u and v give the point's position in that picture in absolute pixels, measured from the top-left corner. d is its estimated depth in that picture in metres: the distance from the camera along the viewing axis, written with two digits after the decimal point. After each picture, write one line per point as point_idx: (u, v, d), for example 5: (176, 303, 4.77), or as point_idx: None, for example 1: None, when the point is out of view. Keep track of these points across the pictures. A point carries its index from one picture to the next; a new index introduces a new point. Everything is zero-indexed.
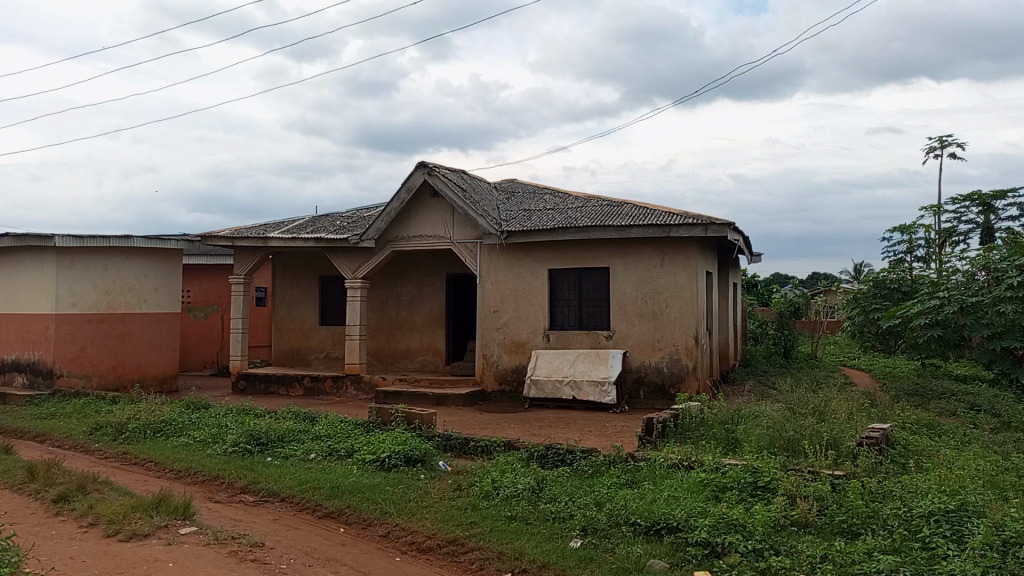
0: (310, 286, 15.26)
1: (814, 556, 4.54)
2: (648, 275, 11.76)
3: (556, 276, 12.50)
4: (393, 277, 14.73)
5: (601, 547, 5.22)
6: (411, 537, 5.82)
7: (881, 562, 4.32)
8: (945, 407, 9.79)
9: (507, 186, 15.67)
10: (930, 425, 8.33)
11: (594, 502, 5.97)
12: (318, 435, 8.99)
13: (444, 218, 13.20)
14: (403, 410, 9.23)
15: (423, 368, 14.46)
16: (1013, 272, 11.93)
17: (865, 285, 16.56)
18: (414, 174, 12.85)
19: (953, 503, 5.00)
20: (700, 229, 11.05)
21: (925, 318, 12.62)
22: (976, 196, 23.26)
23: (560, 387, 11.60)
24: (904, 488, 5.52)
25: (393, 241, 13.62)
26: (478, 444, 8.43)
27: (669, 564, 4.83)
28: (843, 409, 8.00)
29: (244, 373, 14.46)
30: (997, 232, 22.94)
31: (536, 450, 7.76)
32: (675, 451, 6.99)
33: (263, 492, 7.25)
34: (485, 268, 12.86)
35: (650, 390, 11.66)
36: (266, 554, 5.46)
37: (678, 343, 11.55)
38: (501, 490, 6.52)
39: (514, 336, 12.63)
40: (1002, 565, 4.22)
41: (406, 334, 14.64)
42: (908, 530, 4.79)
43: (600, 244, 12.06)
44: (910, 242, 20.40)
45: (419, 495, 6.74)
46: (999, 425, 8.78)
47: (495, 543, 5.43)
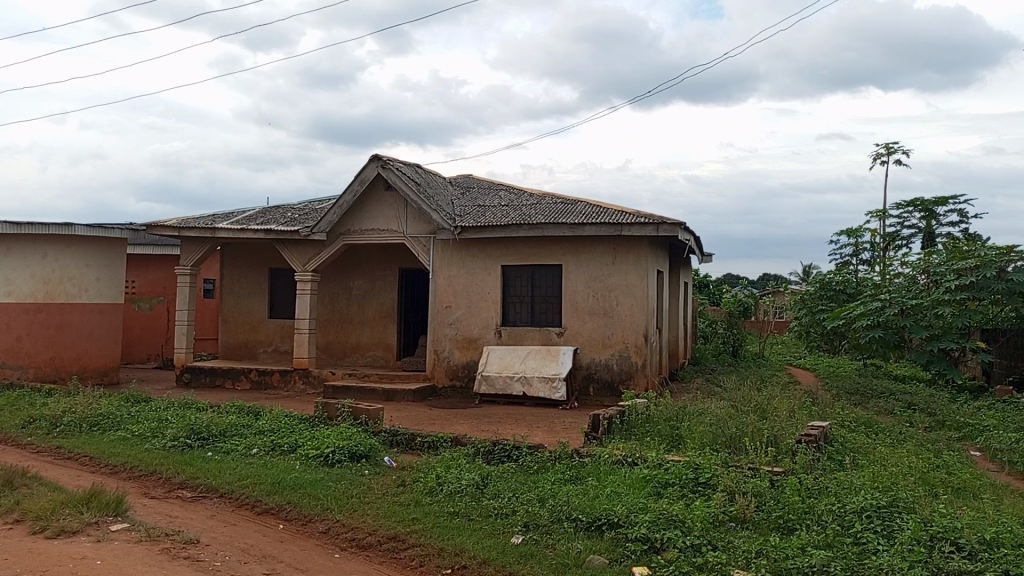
0: (258, 278, 14.97)
1: (750, 552, 4.59)
2: (600, 273, 11.81)
3: (509, 273, 12.48)
4: (344, 270, 14.56)
5: (542, 543, 5.21)
6: (351, 534, 5.74)
7: (815, 557, 4.37)
8: (883, 406, 10.06)
9: (463, 181, 15.60)
10: (868, 423, 8.52)
11: (537, 498, 5.97)
12: (261, 431, 8.82)
13: (398, 211, 13.07)
14: (350, 406, 9.11)
15: (374, 363, 14.32)
16: (951, 276, 12.33)
17: (812, 286, 16.91)
18: (367, 167, 12.69)
19: (885, 500, 5.12)
20: (652, 228, 11.16)
21: (867, 319, 12.91)
22: (918, 202, 23.91)
23: (510, 383, 11.59)
24: (839, 485, 5.63)
25: (344, 234, 13.42)
26: (425, 440, 8.35)
27: (608, 560, 4.83)
28: (785, 406, 8.16)
29: (189, 366, 14.12)
30: (938, 238, 23.63)
31: (482, 445, 7.73)
32: (619, 448, 7.03)
33: (200, 488, 7.08)
34: (437, 263, 12.77)
35: (599, 387, 11.73)
36: (200, 552, 5.33)
37: (628, 340, 11.64)
38: (445, 486, 6.47)
39: (465, 332, 12.57)
40: (928, 559, 4.34)
41: (357, 328, 14.47)
42: (840, 526, 4.89)
43: (554, 242, 12.07)
44: (856, 246, 20.89)
45: (362, 491, 6.65)
46: (934, 424, 9.05)
47: (436, 540, 5.38)
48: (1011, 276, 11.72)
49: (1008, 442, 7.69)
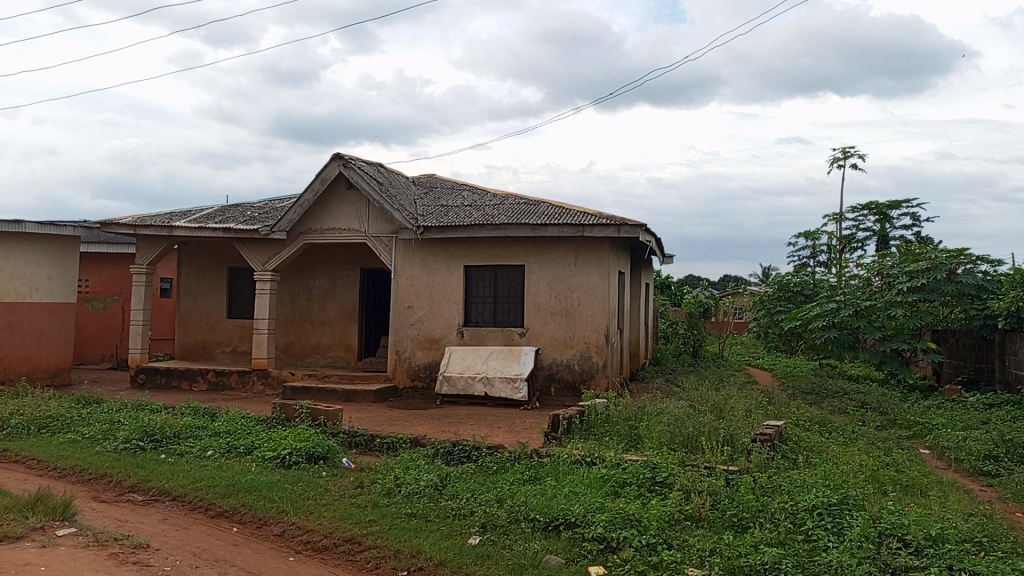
0: (216, 277, 14.73)
1: (703, 550, 4.64)
2: (562, 274, 11.85)
3: (471, 273, 12.46)
4: (305, 269, 14.39)
5: (499, 544, 5.19)
6: (306, 536, 5.66)
7: (766, 555, 4.43)
8: (837, 405, 10.26)
9: (426, 180, 15.52)
10: (822, 422, 8.67)
11: (496, 499, 5.96)
12: (217, 432, 8.67)
13: (359, 211, 12.95)
14: (308, 407, 9.01)
15: (334, 364, 14.18)
16: (904, 278, 12.60)
17: (771, 287, 17.17)
18: (328, 165, 12.55)
19: (836, 497, 5.22)
20: (614, 230, 11.23)
21: (823, 320, 13.13)
22: (873, 205, 24.42)
23: (472, 383, 11.57)
24: (792, 483, 5.72)
25: (304, 233, 13.26)
26: (384, 441, 8.29)
27: (565, 559, 4.84)
28: (741, 406, 8.27)
29: (143, 367, 13.82)
30: (892, 240, 24.16)
31: (442, 446, 7.70)
32: (578, 448, 7.06)
33: (153, 491, 6.93)
34: (399, 263, 12.68)
35: (561, 387, 11.77)
36: (150, 556, 5.22)
37: (589, 340, 11.70)
38: (403, 487, 6.43)
39: (427, 332, 12.50)
40: (876, 556, 4.44)
41: (318, 328, 14.32)
42: (793, 523, 4.96)
43: (517, 242, 12.08)
44: (813, 248, 21.27)
45: (319, 493, 6.57)
46: (885, 422, 9.25)
47: (393, 541, 5.34)
48: (960, 279, 12.09)
49: (955, 440, 7.88)
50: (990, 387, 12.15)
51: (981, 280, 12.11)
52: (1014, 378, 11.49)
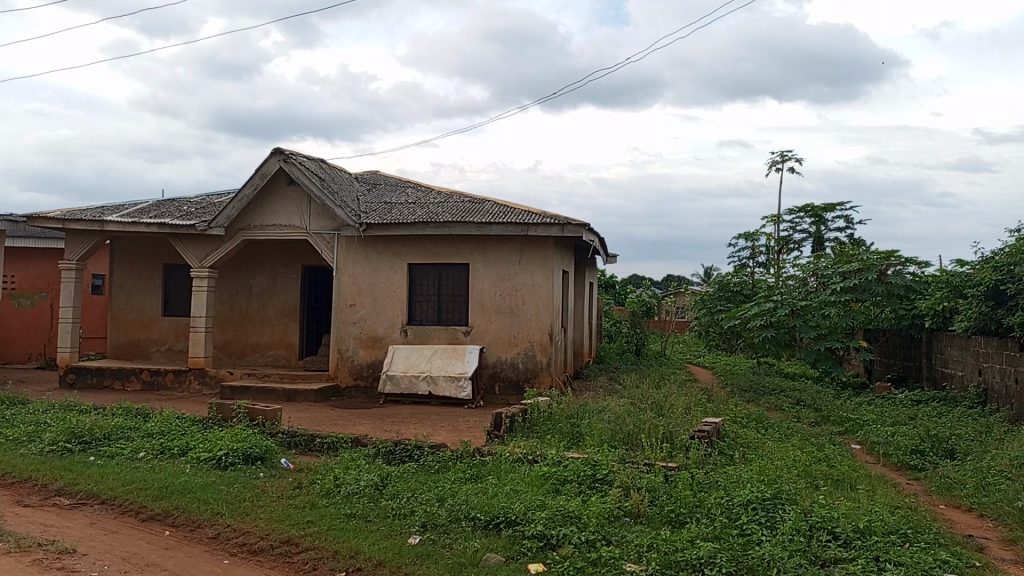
0: (151, 274, 14.29)
1: (641, 545, 4.69)
2: (506, 272, 11.86)
3: (415, 272, 12.36)
4: (244, 266, 14.07)
5: (439, 543, 5.16)
6: (242, 539, 5.53)
7: (702, 549, 4.51)
8: (774, 402, 10.52)
9: (369, 177, 15.36)
10: (758, 419, 8.88)
11: (436, 498, 5.93)
12: (150, 433, 8.41)
13: (301, 207, 12.73)
14: (246, 407, 8.82)
15: (275, 363, 13.92)
16: (837, 278, 13.01)
17: (712, 287, 17.49)
18: (268, 160, 12.30)
19: (769, 492, 5.35)
20: (558, 229, 11.31)
21: (760, 319, 13.41)
22: (808, 208, 25.12)
23: (415, 382, 11.48)
24: (728, 478, 5.85)
25: (244, 229, 12.98)
26: (324, 441, 8.17)
27: (504, 557, 4.83)
28: (680, 403, 8.42)
29: (73, 366, 13.33)
30: (827, 242, 24.88)
31: (383, 446, 7.62)
32: (520, 446, 7.08)
33: (80, 494, 6.69)
34: (341, 260, 12.51)
35: (504, 385, 11.78)
36: (76, 562, 5.03)
37: (534, 339, 11.74)
38: (342, 488, 6.34)
39: (370, 331, 12.36)
40: (807, 548, 4.57)
41: (257, 326, 14.04)
42: (728, 518, 5.06)
43: (461, 240, 12.04)
44: (753, 249, 21.75)
45: (255, 494, 6.44)
46: (819, 418, 9.53)
47: (331, 542, 5.26)
48: (890, 280, 12.54)
49: (884, 435, 8.16)
50: (917, 384, 12.63)
51: (909, 281, 12.59)
52: (939, 375, 11.96)
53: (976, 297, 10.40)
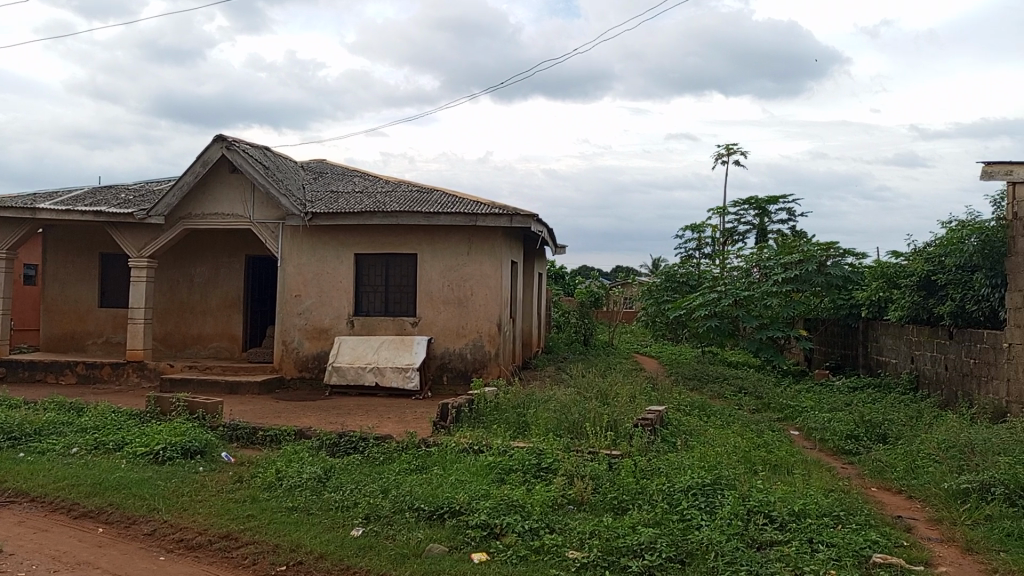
0: (87, 264, 13.82)
1: (584, 533, 4.73)
2: (455, 263, 11.81)
3: (362, 262, 12.22)
4: (185, 256, 13.71)
5: (383, 534, 5.12)
6: (178, 534, 5.40)
7: (643, 535, 4.56)
8: (717, 390, 10.73)
9: (315, 166, 15.10)
10: (701, 406, 9.04)
11: (380, 489, 5.88)
12: (84, 428, 8.15)
13: (244, 195, 12.45)
14: (185, 400, 8.61)
15: (217, 355, 13.62)
16: (778, 269, 13.35)
17: (658, 278, 17.69)
18: (210, 147, 11.99)
19: (709, 478, 5.45)
20: (506, 219, 11.31)
21: (704, 309, 13.59)
22: (752, 200, 25.61)
23: (362, 373, 11.36)
24: (670, 465, 5.94)
25: (184, 217, 12.63)
26: (267, 434, 8.03)
27: (448, 547, 4.82)
28: (625, 392, 8.51)
29: (3, 360, 12.83)
30: (769, 234, 25.41)
31: (328, 438, 7.52)
32: (466, 436, 7.06)
33: (8, 493, 6.44)
34: (286, 250, 12.28)
35: (453, 376, 11.75)
36: (1, 563, 4.84)
37: (482, 330, 11.73)
38: (284, 481, 6.25)
39: (316, 322, 12.17)
40: (744, 532, 4.67)
41: (199, 317, 13.71)
42: (669, 504, 5.13)
43: (409, 230, 11.93)
44: (699, 240, 22.10)
45: (194, 489, 6.29)
46: (759, 406, 9.75)
47: (272, 537, 5.16)
48: (829, 271, 12.86)
49: (822, 421, 8.39)
50: (853, 371, 13.02)
51: (848, 272, 12.94)
52: (875, 363, 12.35)
53: (909, 286, 10.73)
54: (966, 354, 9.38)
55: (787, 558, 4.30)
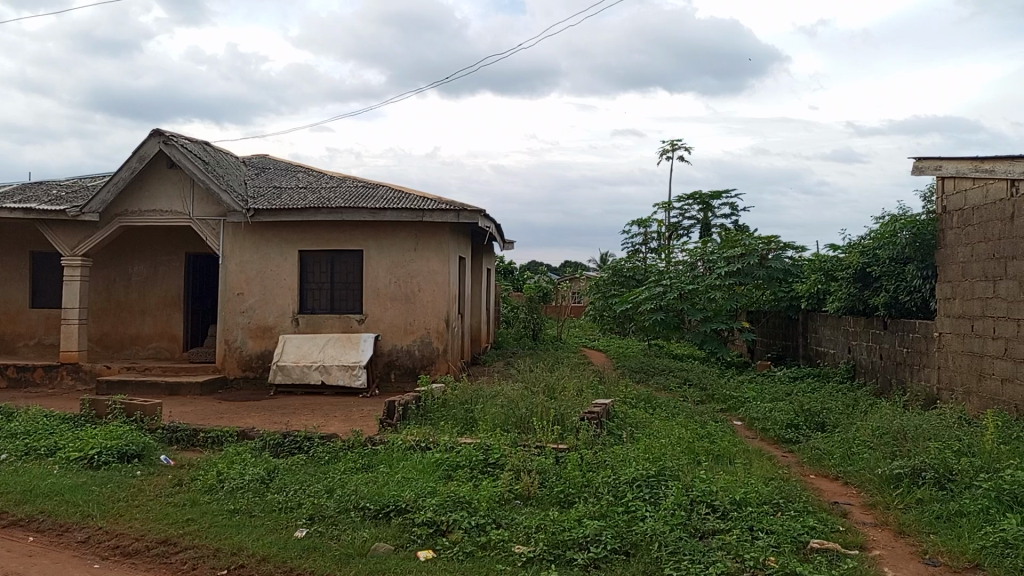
0: (16, 263, 13.29)
1: (530, 527, 4.74)
2: (402, 259, 11.71)
3: (306, 259, 12.01)
4: (121, 254, 13.29)
5: (327, 534, 5.04)
6: (114, 541, 5.22)
7: (589, 527, 4.60)
8: (663, 382, 10.89)
9: (257, 161, 14.78)
10: (647, 399, 9.15)
11: (325, 489, 5.80)
12: (14, 434, 7.83)
13: (183, 192, 12.12)
14: (122, 402, 8.35)
15: (157, 355, 13.25)
16: (722, 263, 13.57)
17: (606, 272, 17.80)
18: (147, 142, 11.62)
19: (654, 469, 5.52)
20: (453, 214, 11.28)
21: (650, 303, 13.75)
22: (696, 195, 26.03)
23: (308, 372, 11.18)
24: (615, 457, 5.99)
25: (120, 214, 12.24)
26: (208, 435, 7.84)
27: (394, 546, 4.77)
28: (572, 386, 8.57)
29: None
30: (713, 229, 25.87)
31: (271, 438, 7.38)
32: (413, 433, 7.00)
33: None
34: (228, 247, 11.99)
35: (400, 373, 11.65)
36: None
37: (430, 326, 11.66)
38: (226, 483, 6.11)
39: (260, 320, 11.92)
40: (687, 521, 4.74)
41: (137, 317, 13.32)
42: (614, 496, 5.18)
43: (354, 226, 11.78)
44: (645, 235, 22.38)
45: (131, 494, 6.10)
46: (704, 397, 9.92)
47: (212, 540, 5.04)
48: (770, 264, 13.13)
49: (763, 411, 8.58)
50: (794, 362, 13.36)
51: (788, 265, 13.25)
52: (814, 353, 12.68)
53: (845, 279, 11.06)
54: (899, 343, 9.70)
55: (728, 546, 4.38)
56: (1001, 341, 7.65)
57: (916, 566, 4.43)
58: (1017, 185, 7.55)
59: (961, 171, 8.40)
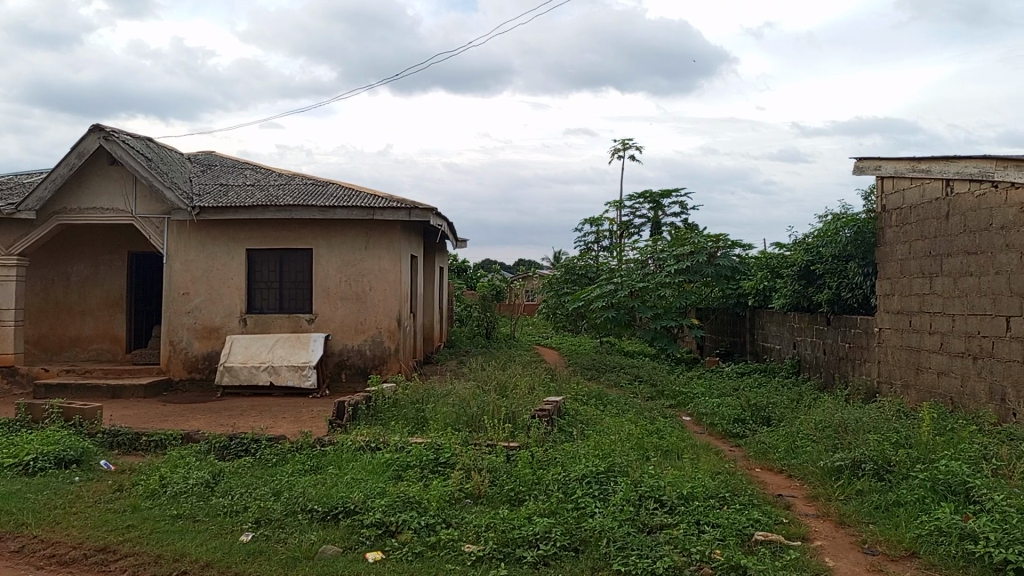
0: None
1: (480, 526, 4.73)
2: (352, 258, 11.58)
3: (254, 258, 11.79)
4: (59, 254, 12.85)
5: (274, 538, 4.95)
6: (50, 550, 5.03)
7: (538, 525, 4.60)
8: (614, 378, 10.99)
9: (203, 158, 14.44)
10: (598, 395, 9.21)
11: (272, 492, 5.70)
12: None
13: (125, 189, 11.77)
14: (60, 406, 8.08)
15: (98, 357, 12.87)
16: (672, 261, 13.75)
17: (559, 270, 17.87)
18: (86, 138, 11.25)
19: (603, 466, 5.55)
20: (404, 213, 11.20)
21: (602, 300, 13.85)
22: (647, 194, 26.32)
23: (256, 373, 10.98)
24: (565, 455, 6.02)
25: (59, 212, 11.83)
26: (151, 439, 7.63)
27: (341, 548, 4.71)
28: (524, 384, 8.58)
29: None
30: (663, 227, 26.20)
31: (217, 441, 7.23)
32: (362, 434, 6.92)
33: None
34: (172, 246, 11.70)
35: (351, 373, 11.52)
36: None
37: (381, 325, 11.56)
38: (168, 488, 5.95)
39: (206, 321, 11.66)
40: (635, 517, 4.79)
41: (78, 319, 12.92)
42: (564, 493, 5.20)
43: (303, 225, 11.60)
44: (597, 233, 22.55)
45: (68, 501, 5.90)
46: (654, 393, 10.04)
47: (154, 547, 4.91)
48: (718, 261, 13.31)
49: (711, 406, 8.73)
50: (742, 357, 13.63)
51: (736, 263, 13.44)
52: (761, 349, 12.94)
53: (790, 276, 11.31)
54: (842, 339, 9.95)
55: (675, 540, 4.43)
56: (937, 336, 7.90)
57: (855, 556, 4.55)
58: (951, 185, 7.79)
59: (899, 171, 8.64)
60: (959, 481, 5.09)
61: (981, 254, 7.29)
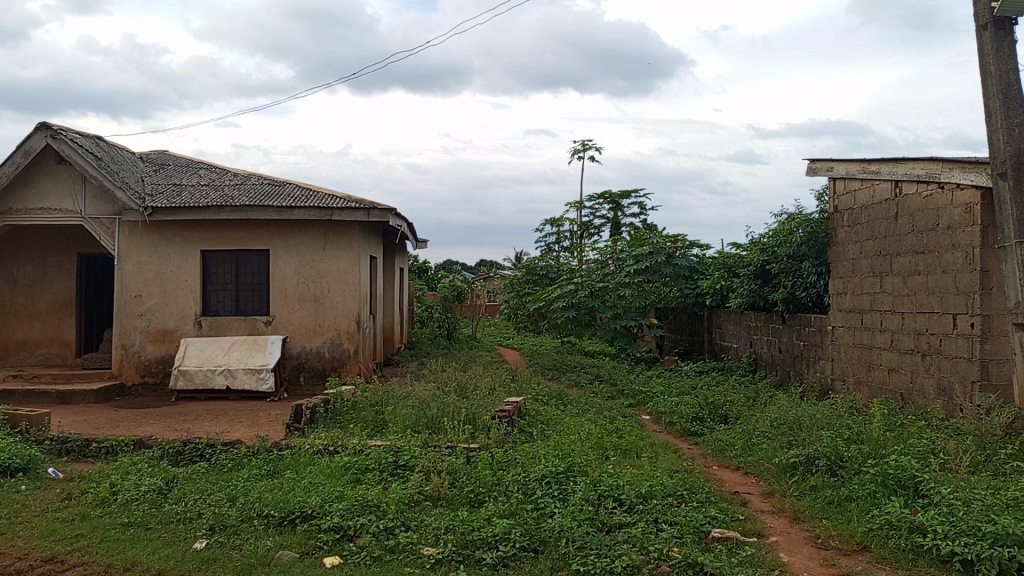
0: None
1: (439, 528, 4.70)
2: (310, 258, 11.44)
3: (209, 259, 11.57)
4: (5, 256, 12.46)
5: (229, 544, 4.86)
6: None
7: (497, 527, 4.59)
8: (574, 378, 11.03)
9: (155, 158, 14.12)
10: (559, 395, 9.24)
11: (227, 498, 5.60)
12: None
13: (73, 189, 11.46)
14: (5, 413, 7.83)
15: (47, 362, 12.50)
16: (631, 260, 13.85)
17: (519, 271, 17.89)
18: (32, 136, 10.92)
19: (562, 466, 5.56)
20: (363, 213, 11.10)
21: (562, 300, 13.90)
22: (607, 194, 26.51)
23: (211, 376, 10.78)
24: (525, 455, 6.02)
25: (3, 213, 11.46)
26: (102, 445, 7.42)
27: (298, 554, 4.64)
28: (484, 385, 8.57)
29: None
30: (623, 228, 26.40)
31: (170, 446, 7.07)
32: (321, 437, 6.84)
33: None
34: (123, 248, 11.42)
35: (310, 375, 11.38)
36: None
37: (340, 327, 11.45)
38: (119, 495, 5.80)
39: (160, 324, 11.41)
40: (594, 516, 4.80)
41: (24, 323, 12.53)
42: (523, 494, 5.20)
43: (260, 225, 11.43)
44: (558, 233, 22.65)
45: (14, 510, 5.71)
46: (614, 393, 10.11)
47: (104, 557, 4.78)
48: (677, 261, 13.41)
49: (670, 405, 8.82)
50: (700, 356, 13.80)
51: (694, 263, 13.56)
52: (718, 348, 13.12)
53: (746, 276, 11.48)
54: (797, 337, 10.13)
55: (633, 538, 4.46)
56: (888, 334, 8.09)
57: (809, 551, 4.62)
58: (900, 186, 7.98)
59: (851, 172, 8.82)
60: (908, 475, 5.22)
61: (929, 254, 7.48)
